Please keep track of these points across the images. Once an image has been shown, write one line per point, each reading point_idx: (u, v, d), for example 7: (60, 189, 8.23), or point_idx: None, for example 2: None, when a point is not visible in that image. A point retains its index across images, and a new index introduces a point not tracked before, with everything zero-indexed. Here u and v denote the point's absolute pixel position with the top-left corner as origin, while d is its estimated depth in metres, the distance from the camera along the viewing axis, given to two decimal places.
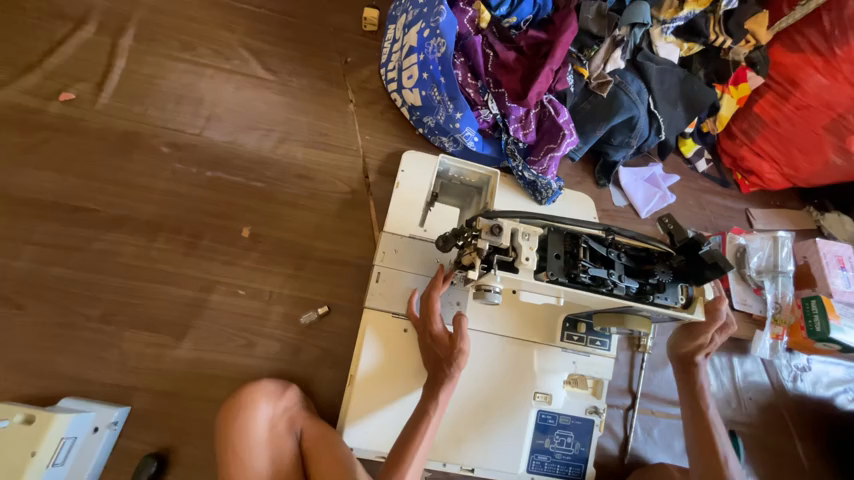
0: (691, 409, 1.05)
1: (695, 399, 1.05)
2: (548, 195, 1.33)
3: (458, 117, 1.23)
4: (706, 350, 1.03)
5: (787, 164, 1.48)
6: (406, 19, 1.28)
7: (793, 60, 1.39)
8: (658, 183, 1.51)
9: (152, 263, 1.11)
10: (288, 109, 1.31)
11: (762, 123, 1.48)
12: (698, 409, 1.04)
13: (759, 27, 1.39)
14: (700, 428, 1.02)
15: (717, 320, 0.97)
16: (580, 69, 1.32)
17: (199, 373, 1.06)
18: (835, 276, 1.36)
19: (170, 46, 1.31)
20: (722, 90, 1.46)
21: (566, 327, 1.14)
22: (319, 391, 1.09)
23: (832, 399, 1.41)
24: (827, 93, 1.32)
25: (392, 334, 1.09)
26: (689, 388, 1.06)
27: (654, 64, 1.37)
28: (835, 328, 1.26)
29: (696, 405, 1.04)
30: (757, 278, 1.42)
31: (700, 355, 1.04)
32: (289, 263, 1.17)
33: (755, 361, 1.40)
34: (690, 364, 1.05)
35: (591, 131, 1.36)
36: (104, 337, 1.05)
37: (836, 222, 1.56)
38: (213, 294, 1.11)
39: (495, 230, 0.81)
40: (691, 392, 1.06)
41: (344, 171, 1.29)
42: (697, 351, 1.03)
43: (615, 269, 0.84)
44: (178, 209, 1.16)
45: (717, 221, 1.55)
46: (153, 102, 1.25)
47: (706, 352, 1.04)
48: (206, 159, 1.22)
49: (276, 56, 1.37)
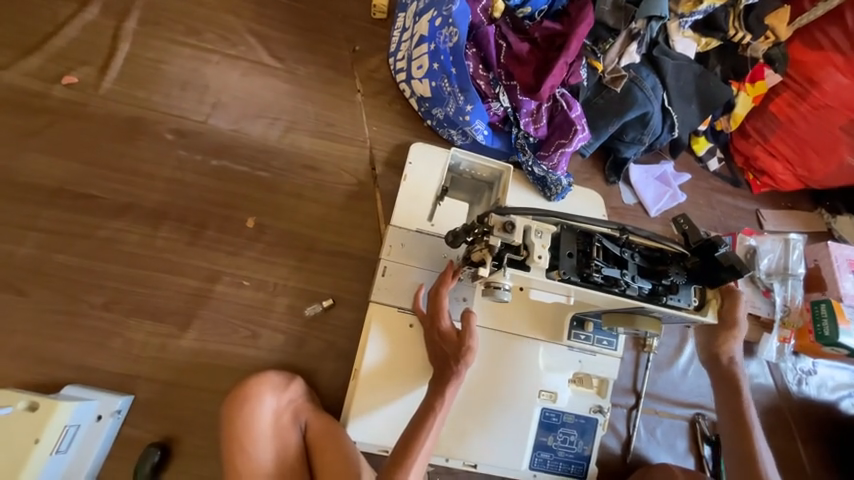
0: (730, 413, 1.03)
1: (731, 399, 1.03)
2: (558, 192, 1.30)
3: (469, 109, 1.21)
4: (739, 337, 1.02)
5: (801, 165, 1.45)
6: (416, 7, 1.26)
7: (813, 59, 1.36)
8: (669, 181, 1.49)
9: (156, 252, 1.10)
10: (294, 97, 1.29)
11: (778, 122, 1.44)
12: (734, 412, 1.02)
13: (779, 23, 1.36)
14: (738, 431, 1.01)
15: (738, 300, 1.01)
16: (594, 62, 1.30)
17: (202, 363, 1.05)
18: (845, 279, 1.34)
19: (175, 30, 1.28)
20: (738, 87, 1.43)
21: (573, 326, 1.12)
22: (323, 383, 1.09)
23: (836, 404, 1.40)
24: (847, 94, 1.30)
25: (398, 329, 1.08)
26: (725, 386, 1.05)
27: (671, 59, 1.34)
28: (843, 332, 1.24)
29: (735, 408, 1.02)
30: (766, 280, 1.40)
31: (734, 346, 1.03)
32: (293, 255, 1.15)
33: (760, 363, 1.39)
34: (727, 364, 1.05)
35: (603, 127, 1.33)
36: (107, 325, 1.04)
37: (847, 225, 1.55)
38: (216, 285, 1.10)
39: (508, 227, 0.79)
40: (727, 393, 1.04)
41: (351, 162, 1.27)
42: (731, 340, 1.03)
43: (629, 269, 0.83)
44: (181, 198, 1.15)
45: (727, 221, 1.52)
46: (158, 88, 1.22)
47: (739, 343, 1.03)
48: (211, 146, 1.20)
49: (283, 44, 1.34)
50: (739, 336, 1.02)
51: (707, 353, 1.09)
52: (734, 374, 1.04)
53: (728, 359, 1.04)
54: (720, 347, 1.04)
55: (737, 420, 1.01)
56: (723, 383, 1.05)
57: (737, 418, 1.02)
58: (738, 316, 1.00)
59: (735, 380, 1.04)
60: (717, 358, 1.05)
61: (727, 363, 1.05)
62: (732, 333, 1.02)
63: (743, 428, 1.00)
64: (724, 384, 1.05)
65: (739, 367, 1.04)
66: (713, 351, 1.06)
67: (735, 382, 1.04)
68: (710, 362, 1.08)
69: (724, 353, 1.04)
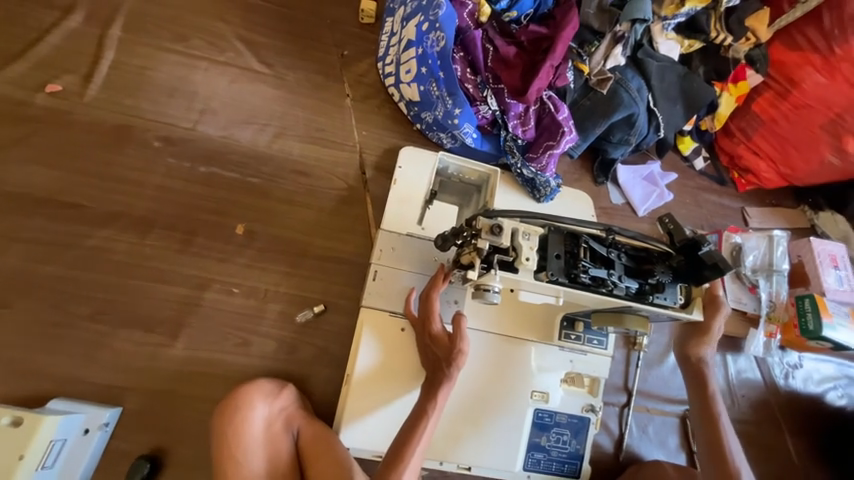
0: (701, 412, 1.04)
1: (704, 399, 1.04)
2: (546, 193, 1.31)
3: (457, 113, 1.22)
4: (710, 340, 1.03)
5: (784, 163, 1.49)
6: (404, 11, 1.27)
7: (792, 59, 1.39)
8: (655, 181, 1.51)
9: (145, 261, 1.09)
10: (284, 103, 1.29)
11: (761, 122, 1.47)
12: (708, 410, 1.03)
13: (759, 25, 1.38)
14: (710, 430, 1.01)
15: (719, 311, 1.00)
16: (580, 65, 1.32)
17: (194, 372, 1.04)
18: (827, 274, 1.38)
19: (162, 36, 1.28)
20: (722, 88, 1.46)
21: (564, 326, 1.13)
22: (316, 389, 1.08)
23: (822, 396, 1.43)
24: (825, 93, 1.33)
25: (390, 332, 1.08)
26: (699, 387, 1.05)
27: (655, 61, 1.37)
28: (827, 326, 1.28)
29: (705, 407, 1.03)
30: (752, 276, 1.42)
31: (706, 346, 1.03)
32: (284, 261, 1.15)
33: (748, 358, 1.41)
34: (695, 363, 1.05)
35: (591, 128, 1.35)
36: (95, 336, 1.03)
37: (829, 221, 1.59)
38: (207, 293, 1.09)
39: (496, 230, 0.80)
40: (700, 392, 1.05)
41: (341, 167, 1.27)
42: (702, 343, 1.03)
43: (616, 269, 0.84)
44: (170, 205, 1.14)
45: (713, 219, 1.55)
46: (145, 95, 1.22)
47: (711, 345, 1.04)
48: (199, 153, 1.19)
49: (271, 49, 1.34)
50: (712, 341, 1.03)
51: (680, 351, 1.08)
52: (702, 375, 1.05)
53: (698, 359, 1.04)
54: (690, 347, 1.05)
55: (706, 418, 1.03)
56: (696, 383, 1.06)
57: (709, 417, 1.02)
58: (717, 322, 1.01)
59: (705, 378, 1.04)
60: (687, 357, 1.06)
61: (696, 361, 1.05)
62: (704, 339, 1.03)
63: (715, 426, 1.01)
64: (697, 388, 1.05)
65: (707, 367, 1.04)
66: (683, 350, 1.06)
67: (703, 380, 1.05)
68: (681, 360, 1.08)
69: (694, 353, 1.04)
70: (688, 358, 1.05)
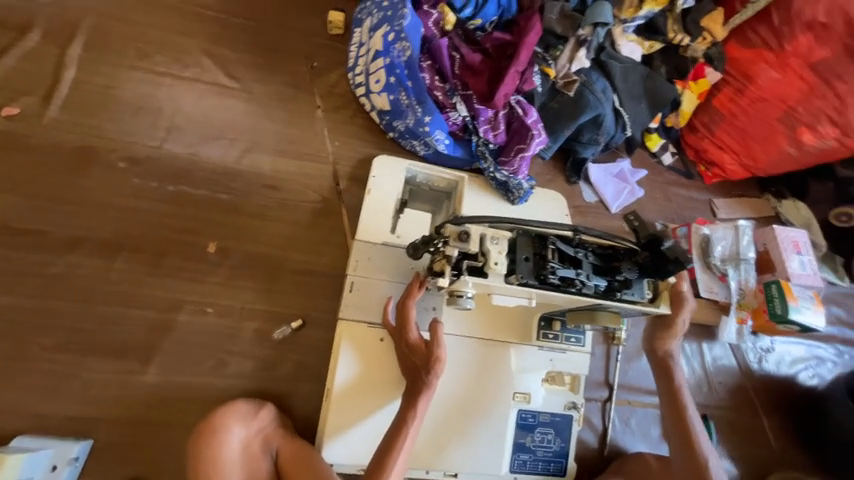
0: (669, 402, 1.07)
1: (672, 392, 1.07)
2: (520, 195, 1.34)
3: (427, 120, 1.23)
4: (676, 333, 1.06)
5: (746, 155, 1.54)
6: (371, 22, 1.28)
7: (747, 56, 1.44)
8: (626, 178, 1.55)
9: (113, 286, 1.06)
10: (253, 118, 1.28)
11: (722, 116, 1.53)
12: (676, 401, 1.06)
13: (714, 24, 1.44)
14: (679, 424, 1.05)
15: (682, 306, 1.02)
16: (546, 69, 1.35)
17: (168, 398, 1.02)
18: (792, 259, 1.44)
19: (124, 54, 1.25)
20: (683, 86, 1.51)
21: (542, 326, 1.14)
22: (296, 406, 1.07)
23: (795, 377, 1.48)
24: (779, 87, 1.40)
25: (369, 343, 1.07)
26: (666, 377, 1.09)
27: (617, 62, 1.41)
28: (793, 310, 1.34)
29: (673, 398, 1.07)
30: (721, 266, 1.47)
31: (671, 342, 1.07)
32: (260, 277, 1.14)
33: (722, 345, 1.46)
34: (663, 356, 1.09)
35: (560, 130, 1.38)
36: (62, 367, 0.99)
37: (792, 208, 1.65)
38: (179, 315, 1.07)
39: (463, 237, 0.82)
40: (667, 381, 1.08)
41: (315, 179, 1.26)
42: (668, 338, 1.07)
43: (583, 269, 0.85)
44: (137, 227, 1.11)
45: (682, 212, 1.60)
46: (108, 115, 1.19)
47: (677, 341, 1.08)
48: (167, 172, 1.17)
49: (239, 63, 1.33)
50: (677, 333, 1.06)
51: (647, 345, 1.13)
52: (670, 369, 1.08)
53: (665, 353, 1.08)
54: (657, 342, 1.09)
55: (675, 409, 1.06)
56: (662, 374, 1.09)
57: (678, 410, 1.05)
58: (680, 318, 1.03)
59: (671, 369, 1.08)
60: (654, 351, 1.10)
61: (663, 355, 1.09)
62: (670, 333, 1.06)
63: (684, 417, 1.04)
64: (663, 374, 1.09)
65: (674, 359, 1.08)
66: (651, 347, 1.10)
67: (670, 373, 1.08)
68: (650, 355, 1.12)
69: (660, 347, 1.09)
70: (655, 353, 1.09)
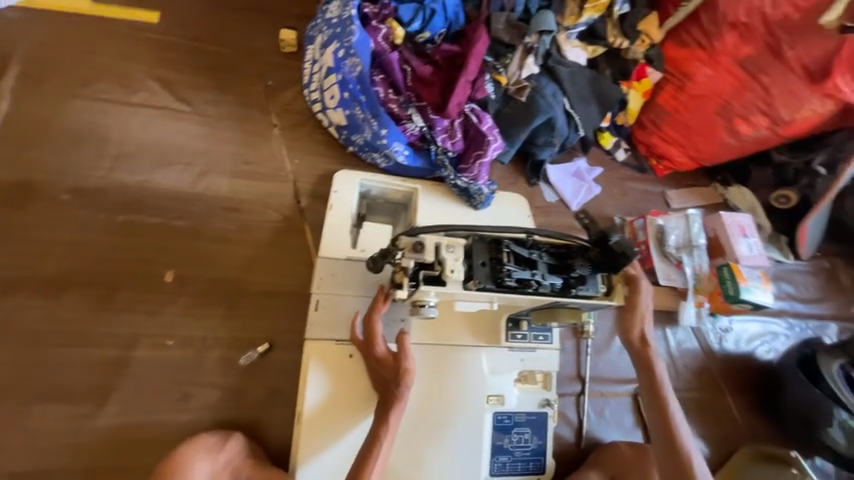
0: (649, 391, 1.08)
1: (650, 380, 1.07)
2: (482, 200, 1.36)
3: (384, 133, 1.25)
4: (644, 319, 1.07)
5: (691, 147, 1.63)
6: (322, 39, 1.28)
7: (682, 55, 1.52)
8: (583, 176, 1.61)
9: (63, 326, 1.01)
10: (207, 141, 1.25)
11: (666, 112, 1.61)
12: (655, 390, 1.07)
13: (651, 28, 1.52)
14: (659, 412, 1.06)
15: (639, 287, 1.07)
16: (498, 77, 1.39)
17: (130, 438, 0.98)
18: (739, 243, 1.52)
19: (64, 83, 1.21)
20: (628, 86, 1.59)
21: (509, 327, 1.16)
22: (268, 433, 1.05)
23: (753, 353, 1.56)
24: (714, 83, 1.49)
25: (338, 361, 1.06)
26: (644, 367, 1.08)
27: (564, 67, 1.48)
28: (744, 290, 1.42)
29: (652, 387, 1.07)
30: (676, 254, 1.53)
31: (645, 330, 1.08)
32: (224, 303, 1.11)
33: (685, 329, 1.53)
34: (639, 346, 1.08)
35: (515, 135, 1.42)
36: (12, 416, 0.95)
37: (737, 194, 1.74)
38: (136, 350, 1.03)
39: (418, 247, 0.83)
40: (646, 372, 1.08)
41: (275, 198, 1.24)
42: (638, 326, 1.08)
43: (539, 269, 0.88)
44: (87, 262, 1.06)
45: (639, 205, 1.68)
46: (48, 147, 1.14)
47: (649, 329, 1.08)
48: (117, 202, 1.13)
49: (189, 86, 1.30)
50: (645, 317, 1.08)
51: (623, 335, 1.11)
52: (647, 354, 1.08)
53: (640, 338, 1.08)
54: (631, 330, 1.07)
55: (655, 398, 1.06)
56: (641, 364, 1.09)
57: (658, 400, 1.06)
58: (640, 299, 1.06)
59: (649, 358, 1.08)
60: (631, 340, 1.09)
61: (640, 344, 1.08)
62: (638, 317, 1.07)
63: (663, 405, 1.05)
64: (642, 364, 1.08)
65: (651, 348, 1.08)
66: (626, 333, 1.09)
67: (648, 362, 1.08)
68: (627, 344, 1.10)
69: (635, 335, 1.08)
70: (632, 341, 1.08)
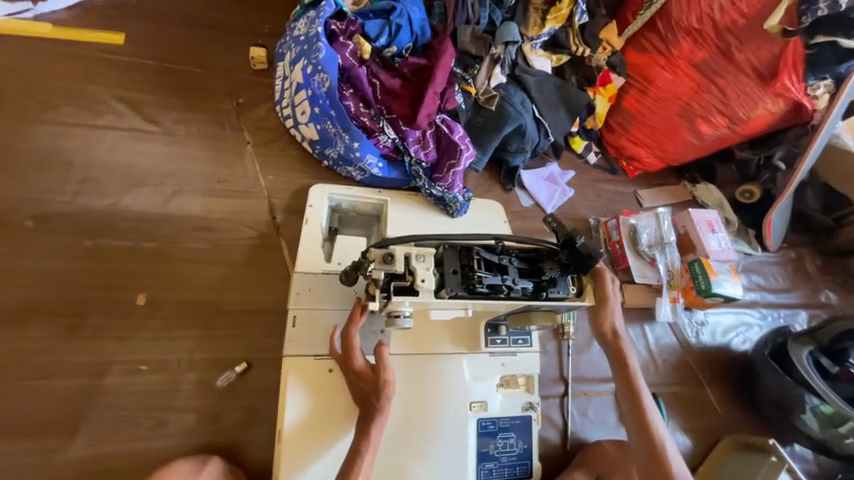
0: (623, 385, 1.06)
1: (625, 374, 1.06)
2: (457, 208, 1.38)
3: (356, 146, 1.26)
4: (613, 313, 1.04)
5: (658, 148, 1.69)
6: (290, 56, 1.29)
7: (643, 61, 1.58)
8: (556, 180, 1.65)
9: (28, 357, 0.98)
10: (177, 160, 1.24)
11: (632, 116, 1.67)
12: (629, 384, 1.05)
13: (612, 36, 1.58)
14: (633, 406, 1.04)
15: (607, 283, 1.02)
16: (467, 87, 1.43)
17: (102, 470, 0.95)
18: (709, 239, 1.56)
19: (26, 108, 1.19)
20: (594, 92, 1.64)
21: (489, 333, 1.16)
22: (249, 455, 1.02)
23: (728, 344, 1.61)
24: (674, 86, 1.55)
25: (317, 377, 1.05)
26: (618, 361, 1.07)
27: (531, 76, 1.52)
28: (715, 284, 1.47)
29: (627, 381, 1.06)
30: (649, 251, 1.57)
31: (616, 322, 1.06)
32: (199, 324, 1.09)
33: (662, 325, 1.57)
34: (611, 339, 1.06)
35: (487, 143, 1.45)
36: None
37: (704, 191, 1.81)
38: (107, 377, 1.00)
39: (388, 258, 0.84)
40: (619, 365, 1.06)
41: (249, 215, 1.23)
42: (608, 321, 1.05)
43: (510, 273, 0.90)
44: (52, 290, 1.03)
45: (612, 206, 1.72)
46: (8, 173, 1.11)
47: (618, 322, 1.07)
48: (84, 226, 1.10)
49: (158, 106, 1.29)
50: (615, 310, 1.05)
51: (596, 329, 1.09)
52: (619, 347, 1.06)
53: (611, 331, 1.06)
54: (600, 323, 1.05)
55: (629, 392, 1.05)
56: (615, 358, 1.07)
57: (633, 394, 1.05)
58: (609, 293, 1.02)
59: (621, 350, 1.06)
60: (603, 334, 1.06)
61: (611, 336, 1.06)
62: (608, 311, 1.04)
63: (637, 399, 1.04)
64: (616, 358, 1.07)
65: (623, 340, 1.07)
66: (597, 326, 1.07)
67: (620, 355, 1.06)
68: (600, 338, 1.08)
69: (607, 328, 1.06)
70: (603, 335, 1.06)
